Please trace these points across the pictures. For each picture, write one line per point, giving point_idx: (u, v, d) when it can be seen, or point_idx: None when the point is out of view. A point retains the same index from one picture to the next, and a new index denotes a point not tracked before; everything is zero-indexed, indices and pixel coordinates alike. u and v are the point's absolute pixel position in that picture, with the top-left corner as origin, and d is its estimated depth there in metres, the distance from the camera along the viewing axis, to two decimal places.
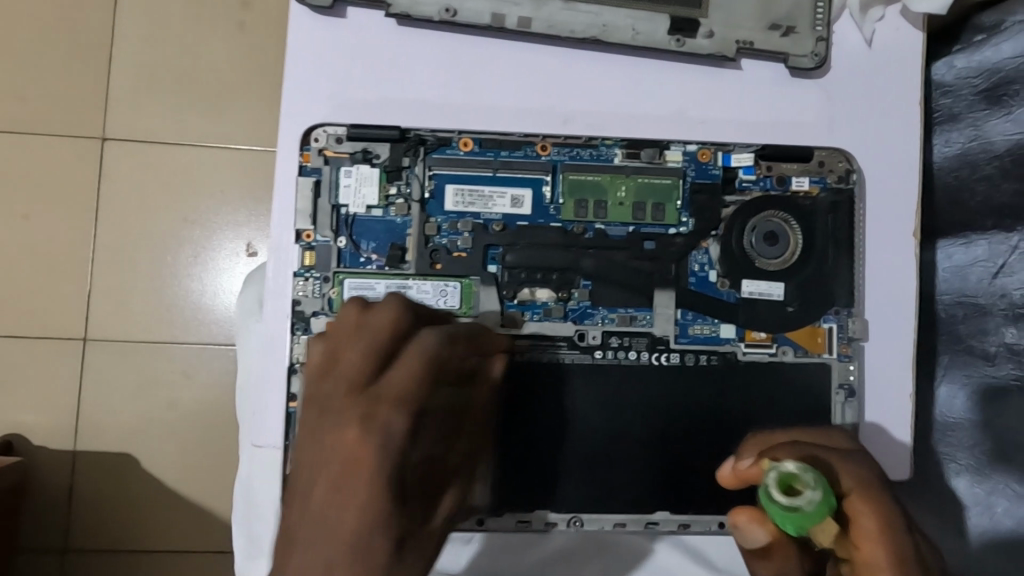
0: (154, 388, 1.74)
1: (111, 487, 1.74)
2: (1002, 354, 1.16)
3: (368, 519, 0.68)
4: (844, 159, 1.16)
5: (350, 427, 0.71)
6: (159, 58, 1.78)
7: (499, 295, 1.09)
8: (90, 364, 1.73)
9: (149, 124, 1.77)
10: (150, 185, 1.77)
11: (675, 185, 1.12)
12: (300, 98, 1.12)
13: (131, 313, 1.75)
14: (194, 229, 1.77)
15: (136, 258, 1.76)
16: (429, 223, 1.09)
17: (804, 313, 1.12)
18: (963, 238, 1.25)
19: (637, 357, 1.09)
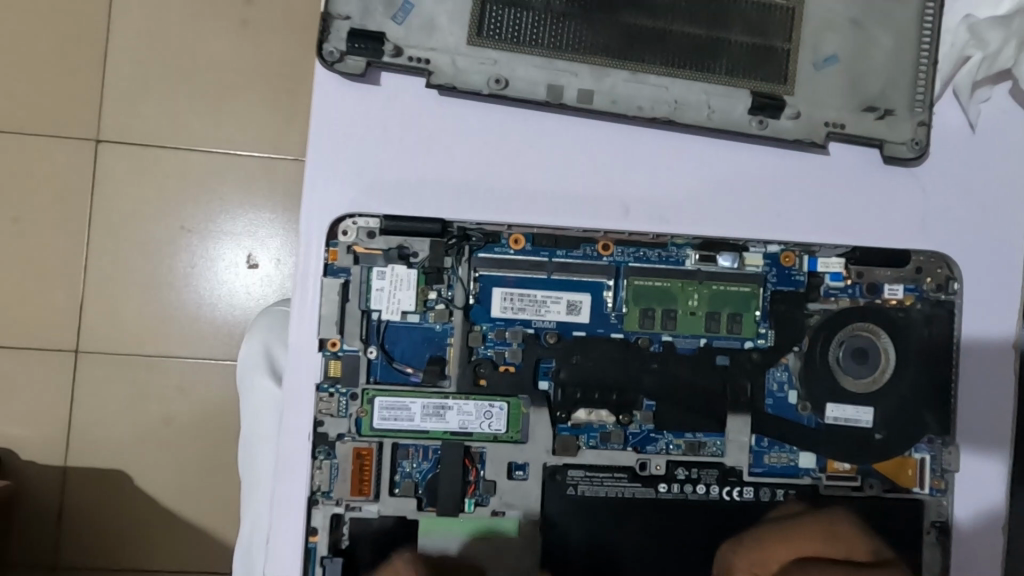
0: (148, 402, 1.59)
1: (103, 509, 1.59)
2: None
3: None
4: (945, 264, 1.02)
5: None
6: (166, 62, 1.61)
7: (551, 417, 0.95)
8: (83, 377, 1.58)
9: (149, 125, 1.61)
10: (150, 185, 1.61)
11: (755, 292, 0.98)
12: (324, 176, 0.96)
13: (126, 339, 1.59)
14: (195, 236, 1.62)
15: (132, 270, 1.61)
16: (473, 332, 0.94)
17: (893, 442, 0.99)
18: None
19: (705, 492, 0.96)
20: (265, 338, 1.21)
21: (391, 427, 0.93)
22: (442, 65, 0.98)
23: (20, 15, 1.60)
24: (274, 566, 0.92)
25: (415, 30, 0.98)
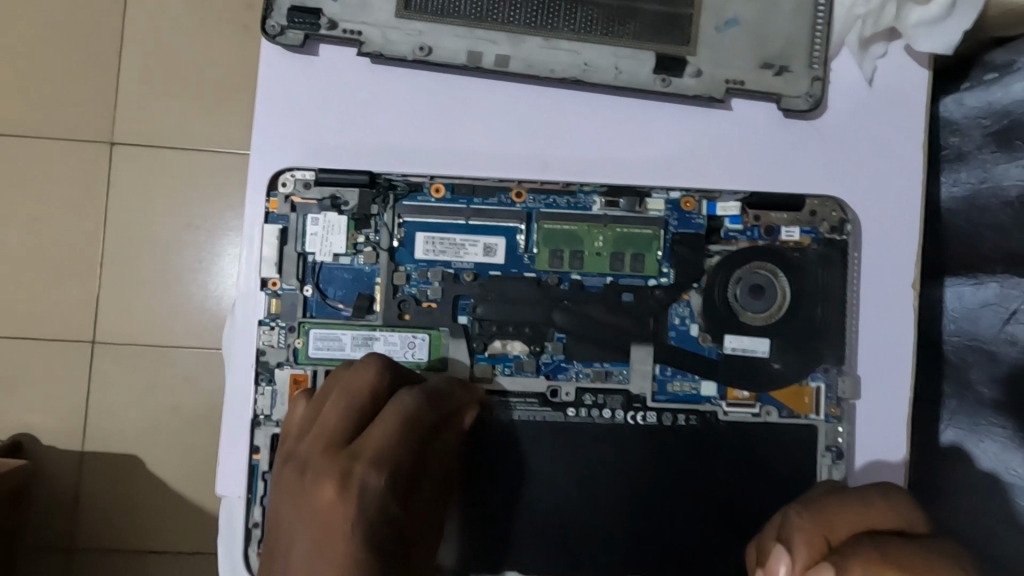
0: (159, 393, 1.75)
1: (111, 485, 1.75)
2: (1015, 408, 1.14)
3: (325, 440, 0.88)
4: (838, 208, 1.10)
5: (323, 486, 0.83)
6: (160, 64, 1.76)
7: (469, 347, 1.05)
8: (100, 368, 1.74)
9: (148, 125, 1.76)
10: (152, 190, 1.76)
11: (656, 235, 1.07)
12: (270, 145, 1.08)
13: (130, 320, 1.75)
14: (201, 234, 1.77)
15: (134, 261, 1.76)
16: (397, 272, 1.05)
17: (790, 371, 1.07)
18: (972, 278, 1.23)
19: (612, 416, 1.05)
20: None
21: (324, 356, 1.04)
22: (372, 36, 1.08)
23: (31, 27, 1.77)
24: (225, 481, 1.05)
25: (351, 6, 1.09)
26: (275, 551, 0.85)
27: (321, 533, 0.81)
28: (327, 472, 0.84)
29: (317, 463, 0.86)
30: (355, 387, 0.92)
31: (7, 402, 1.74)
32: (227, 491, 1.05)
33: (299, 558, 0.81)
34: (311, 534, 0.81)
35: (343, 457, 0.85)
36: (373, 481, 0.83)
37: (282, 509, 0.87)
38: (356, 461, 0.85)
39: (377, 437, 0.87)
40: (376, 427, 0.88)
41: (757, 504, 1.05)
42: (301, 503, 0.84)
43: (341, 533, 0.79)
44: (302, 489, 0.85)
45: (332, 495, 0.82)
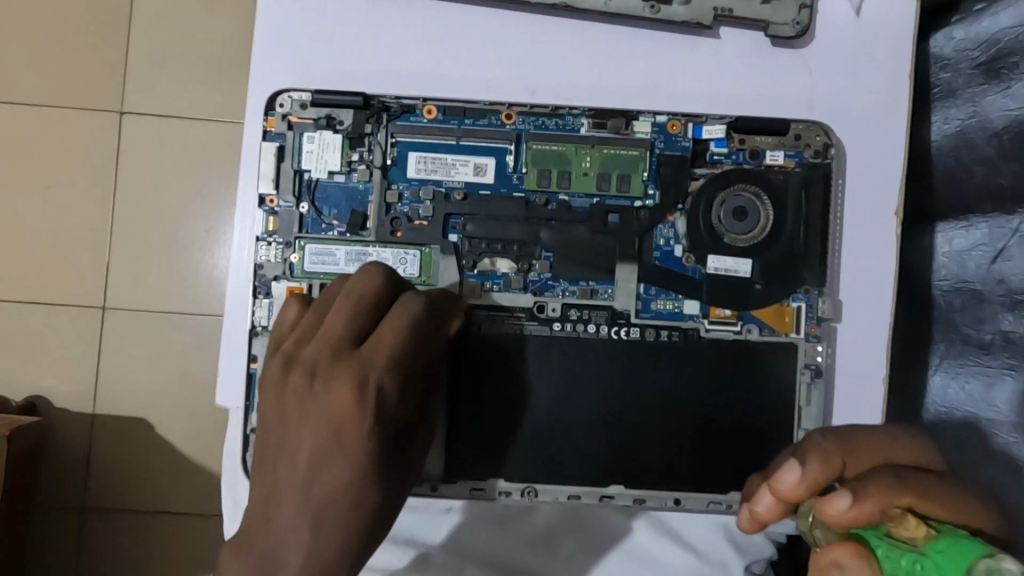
0: (168, 354, 1.82)
1: (123, 443, 1.83)
2: (997, 343, 1.17)
3: (332, 344, 0.87)
4: (823, 132, 1.12)
5: (340, 392, 0.82)
6: (164, 19, 1.81)
7: (458, 264, 1.08)
8: (111, 332, 1.81)
9: (153, 86, 1.81)
10: (159, 150, 1.81)
11: (642, 156, 1.10)
12: (270, 71, 1.11)
13: (136, 280, 1.81)
14: (207, 202, 1.81)
15: (140, 221, 1.81)
16: (390, 190, 1.09)
17: (771, 290, 1.09)
18: (964, 220, 1.25)
19: (597, 331, 1.09)
20: None
21: (320, 270, 1.08)
22: None
23: None
24: (225, 390, 1.10)
25: None
26: (274, 457, 0.82)
27: (338, 438, 0.80)
28: (341, 385, 0.82)
29: (327, 367, 0.85)
30: (363, 297, 0.91)
31: (23, 363, 1.82)
32: (227, 401, 1.10)
33: (307, 459, 0.80)
34: (322, 436, 0.80)
35: (354, 362, 0.85)
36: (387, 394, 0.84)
37: (283, 415, 0.84)
38: (372, 372, 0.84)
39: (387, 343, 0.87)
40: (390, 339, 0.88)
41: (736, 419, 1.08)
42: (309, 410, 0.82)
43: (358, 443, 0.80)
44: (311, 393, 0.83)
45: (349, 406, 0.81)
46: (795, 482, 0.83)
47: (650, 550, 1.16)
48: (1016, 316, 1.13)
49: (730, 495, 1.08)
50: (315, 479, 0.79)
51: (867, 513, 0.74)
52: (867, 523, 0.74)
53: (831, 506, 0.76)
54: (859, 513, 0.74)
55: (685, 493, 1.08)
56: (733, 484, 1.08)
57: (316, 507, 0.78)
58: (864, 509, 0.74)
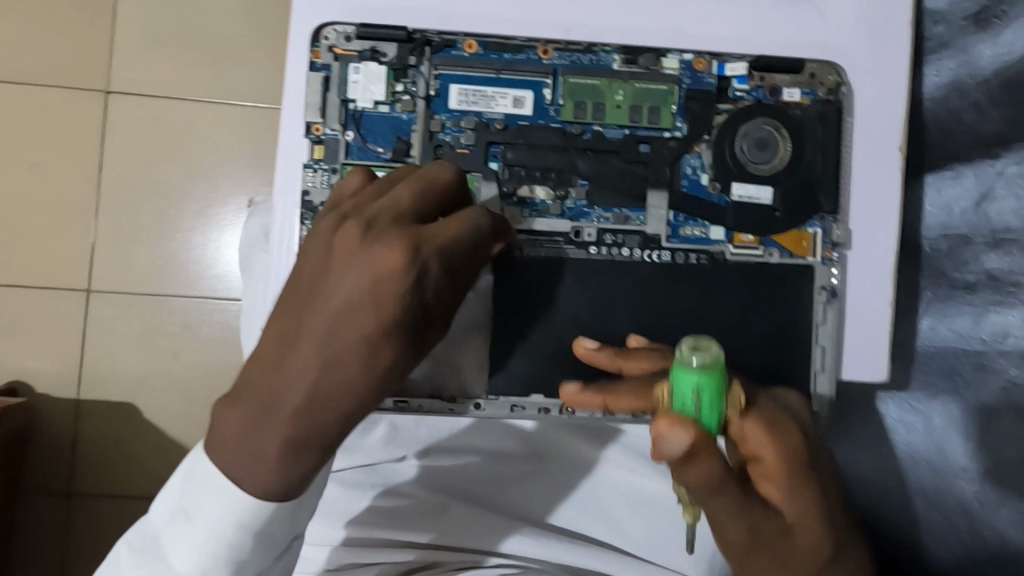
0: (161, 339, 2.01)
1: (112, 422, 2.02)
2: (982, 281, 1.27)
3: (392, 212, 0.89)
4: (835, 72, 1.21)
5: (387, 255, 0.83)
6: (177, 10, 2.01)
7: (500, 190, 1.14)
8: (102, 318, 2.00)
9: (159, 75, 2.00)
10: (158, 139, 2.01)
11: (671, 90, 1.17)
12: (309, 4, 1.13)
13: (131, 268, 2.01)
14: (200, 181, 2.02)
15: (140, 213, 2.01)
16: (433, 120, 1.14)
17: (791, 216, 1.18)
18: (951, 171, 1.33)
19: (630, 254, 1.15)
20: (262, 219, 1.49)
21: None
22: None
23: None
24: None
25: None
26: (309, 298, 0.86)
27: (369, 299, 0.83)
28: (385, 252, 0.83)
29: (381, 229, 0.87)
30: (429, 184, 0.92)
31: (7, 346, 1.99)
32: None
33: (337, 307, 0.83)
34: (356, 292, 0.83)
35: (405, 232, 0.86)
36: (424, 285, 0.85)
37: (327, 262, 0.86)
38: (418, 250, 0.85)
39: (442, 229, 0.89)
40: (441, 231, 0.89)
41: (760, 337, 1.15)
42: (349, 266, 0.84)
43: (386, 319, 0.83)
44: (359, 247, 0.85)
45: (388, 277, 0.83)
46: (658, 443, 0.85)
47: (636, 472, 1.46)
48: (999, 255, 1.23)
49: None
50: (339, 330, 0.83)
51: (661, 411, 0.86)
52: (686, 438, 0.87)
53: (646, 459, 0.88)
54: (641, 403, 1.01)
55: None
56: None
57: (332, 356, 0.83)
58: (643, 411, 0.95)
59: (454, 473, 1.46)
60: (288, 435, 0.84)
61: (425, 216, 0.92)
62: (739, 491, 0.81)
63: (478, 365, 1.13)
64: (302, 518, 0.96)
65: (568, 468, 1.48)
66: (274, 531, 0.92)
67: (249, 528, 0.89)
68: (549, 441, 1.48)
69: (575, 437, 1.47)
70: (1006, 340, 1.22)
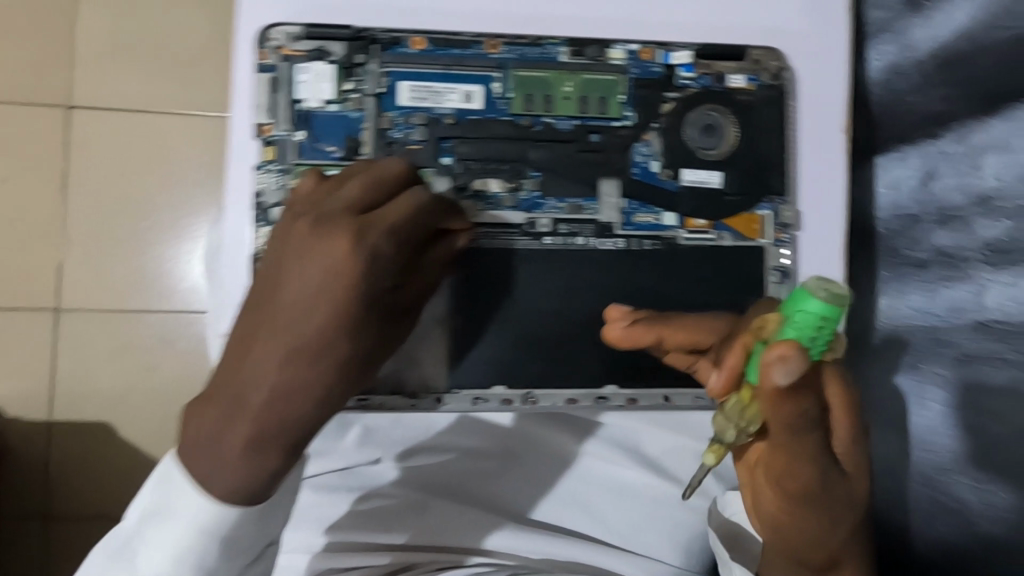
0: (130, 356, 1.98)
1: (85, 444, 1.99)
2: (934, 258, 1.30)
3: (343, 202, 0.89)
4: (778, 58, 1.23)
5: (336, 243, 0.83)
6: (126, 20, 1.97)
7: (453, 185, 1.15)
8: (69, 336, 1.96)
9: (113, 87, 1.97)
10: (116, 153, 1.98)
11: (618, 81, 1.18)
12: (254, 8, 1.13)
13: (95, 284, 1.97)
14: (163, 194, 1.99)
15: (102, 229, 1.98)
16: (384, 117, 1.14)
17: (740, 200, 1.20)
18: (898, 153, 1.36)
19: (585, 242, 1.16)
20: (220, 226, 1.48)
21: None
22: None
23: None
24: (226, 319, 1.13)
25: None
26: (265, 294, 0.85)
27: (321, 288, 0.82)
28: (333, 239, 0.83)
29: (330, 218, 0.86)
30: (381, 175, 0.93)
31: None
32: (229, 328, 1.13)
33: (291, 300, 0.83)
34: (308, 283, 0.82)
35: (354, 220, 0.86)
36: (380, 265, 0.86)
37: (279, 257, 0.85)
38: (368, 236, 0.85)
39: (393, 215, 0.90)
40: (394, 215, 0.90)
41: None
42: (301, 257, 0.84)
43: (339, 307, 0.82)
44: (308, 237, 0.84)
45: (339, 265, 0.82)
46: (718, 380, 0.81)
47: (613, 461, 1.46)
48: (949, 231, 1.27)
49: None
50: (295, 322, 0.82)
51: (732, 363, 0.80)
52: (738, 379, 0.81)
53: (716, 388, 0.82)
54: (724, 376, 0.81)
55: (673, 390, 1.17)
56: None
57: (288, 350, 0.82)
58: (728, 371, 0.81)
59: (433, 473, 1.44)
60: (256, 431, 0.82)
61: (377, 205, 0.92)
62: (819, 444, 0.78)
63: (440, 358, 1.13)
64: (274, 525, 0.95)
65: (549, 464, 1.47)
66: (240, 538, 0.90)
67: (215, 535, 0.87)
68: (528, 438, 1.47)
69: (552, 431, 1.47)
70: (963, 314, 1.26)
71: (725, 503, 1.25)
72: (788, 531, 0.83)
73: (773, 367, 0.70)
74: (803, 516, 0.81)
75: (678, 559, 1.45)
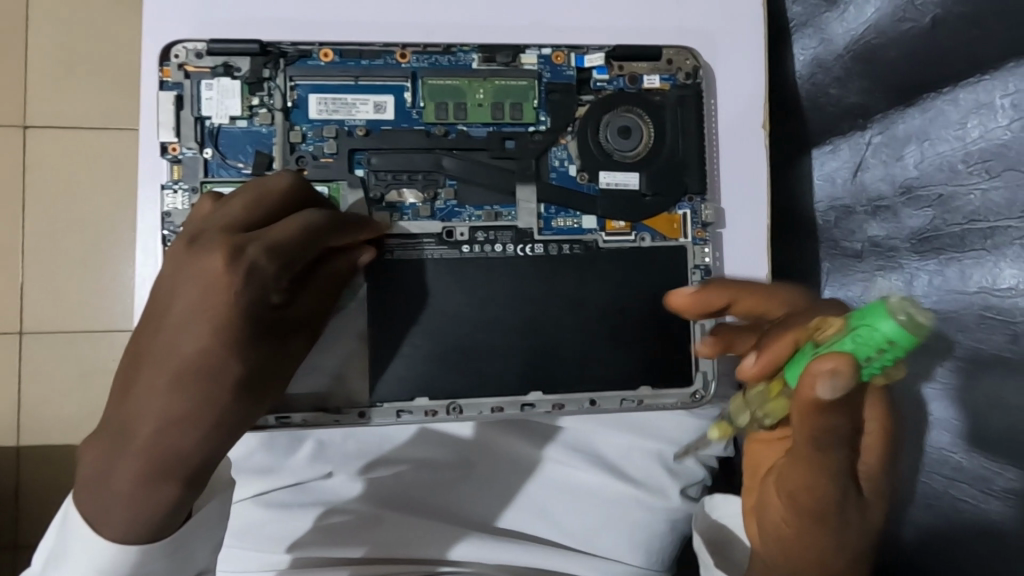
0: (78, 378, 1.95)
1: (33, 471, 1.94)
2: (868, 249, 1.29)
3: (223, 222, 0.89)
4: (692, 57, 1.23)
5: (212, 259, 0.82)
6: (61, 37, 1.95)
7: (367, 197, 1.14)
8: (29, 361, 1.93)
9: (50, 106, 1.94)
10: (56, 173, 1.95)
11: (531, 86, 1.18)
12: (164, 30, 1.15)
13: (40, 307, 1.94)
14: (105, 212, 1.96)
15: (44, 250, 1.94)
16: (293, 131, 1.13)
17: (659, 201, 1.20)
18: (830, 145, 1.38)
19: (503, 249, 1.16)
20: None
21: None
22: None
23: None
24: None
25: None
26: (149, 321, 0.83)
27: (198, 307, 0.80)
28: (208, 257, 0.82)
29: (209, 238, 0.86)
30: (266, 196, 0.95)
31: None
32: None
33: (171, 324, 0.81)
34: (186, 302, 0.81)
35: (232, 236, 0.85)
36: (261, 281, 0.85)
37: (160, 282, 0.84)
38: (246, 250, 0.84)
39: (276, 231, 0.90)
40: (282, 231, 0.91)
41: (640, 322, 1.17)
42: (178, 279, 0.82)
43: (220, 324, 0.80)
44: (185, 259, 0.84)
45: (215, 280, 0.81)
46: (753, 363, 0.91)
47: (570, 463, 1.44)
48: (879, 222, 1.25)
49: (640, 391, 1.17)
50: (176, 345, 0.80)
51: (774, 351, 0.89)
52: (775, 367, 0.89)
53: (750, 370, 0.90)
54: (760, 363, 0.90)
55: (600, 394, 1.16)
56: (644, 383, 1.18)
57: (171, 375, 0.79)
58: (763, 359, 0.90)
59: (389, 483, 1.40)
60: (148, 461, 0.80)
61: (264, 222, 0.93)
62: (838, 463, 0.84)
63: (362, 372, 1.12)
64: (201, 552, 0.94)
65: (506, 469, 1.44)
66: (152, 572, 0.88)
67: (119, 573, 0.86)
68: (483, 443, 1.43)
69: (508, 436, 1.44)
70: None
71: (713, 506, 1.28)
72: (806, 544, 0.91)
73: (821, 374, 0.73)
74: (809, 532, 0.89)
75: (639, 559, 1.42)
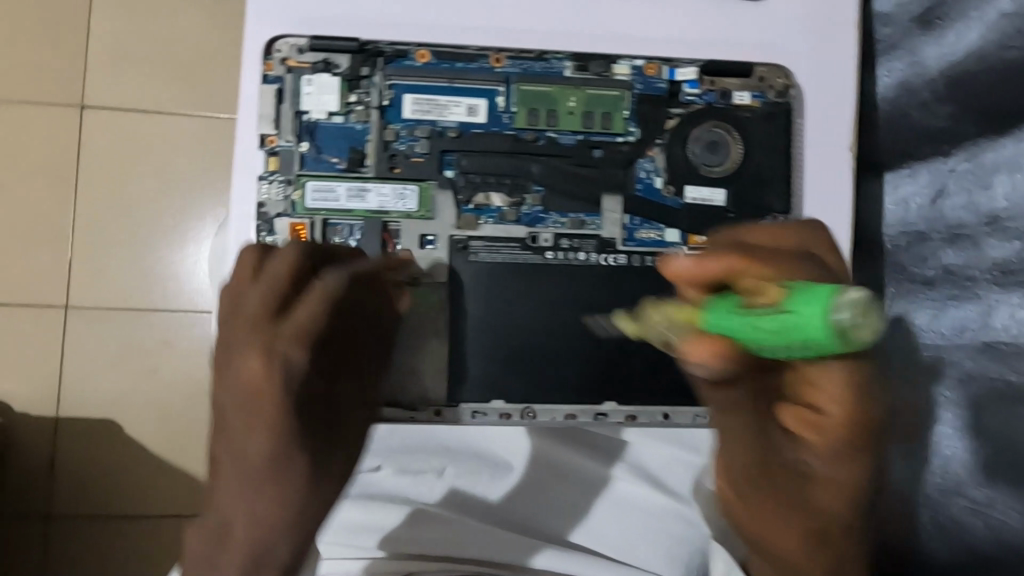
0: (136, 356, 1.99)
1: (88, 443, 1.99)
2: (941, 276, 1.27)
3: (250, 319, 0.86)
4: (784, 75, 1.22)
5: (247, 365, 0.82)
6: (139, 23, 1.99)
7: (456, 198, 1.15)
8: (84, 336, 1.98)
9: (124, 90, 1.99)
10: (126, 155, 2.00)
11: (623, 96, 1.18)
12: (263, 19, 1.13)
13: (103, 285, 1.98)
14: (170, 196, 2.01)
15: (110, 230, 1.99)
16: (388, 129, 1.15)
17: (742, 218, 1.20)
18: (908, 169, 1.35)
19: (587, 258, 1.16)
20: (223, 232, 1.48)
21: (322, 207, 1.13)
22: None
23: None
24: None
25: None
26: (215, 428, 0.87)
27: (251, 414, 0.83)
28: (247, 367, 0.82)
29: (240, 341, 0.84)
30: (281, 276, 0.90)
31: None
32: None
33: (237, 432, 0.84)
34: (240, 412, 0.84)
35: (257, 336, 0.84)
36: (300, 374, 0.85)
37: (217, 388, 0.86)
38: (281, 352, 0.83)
39: (304, 316, 0.87)
40: (308, 316, 0.87)
41: None
42: (224, 387, 0.85)
43: (279, 427, 0.83)
44: (222, 366, 0.85)
45: (258, 387, 0.82)
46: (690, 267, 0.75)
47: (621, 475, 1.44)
48: (956, 250, 1.23)
49: None
50: (248, 451, 0.84)
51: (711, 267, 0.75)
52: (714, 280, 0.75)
53: (682, 269, 0.75)
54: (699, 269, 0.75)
55: (673, 408, 1.16)
56: None
57: (250, 478, 0.85)
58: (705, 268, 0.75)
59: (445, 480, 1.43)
60: (249, 557, 0.87)
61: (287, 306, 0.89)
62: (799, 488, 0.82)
63: (439, 371, 1.13)
64: None
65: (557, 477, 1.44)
66: None
67: None
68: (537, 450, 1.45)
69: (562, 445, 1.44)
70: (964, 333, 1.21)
71: None
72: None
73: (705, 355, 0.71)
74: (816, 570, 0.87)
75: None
